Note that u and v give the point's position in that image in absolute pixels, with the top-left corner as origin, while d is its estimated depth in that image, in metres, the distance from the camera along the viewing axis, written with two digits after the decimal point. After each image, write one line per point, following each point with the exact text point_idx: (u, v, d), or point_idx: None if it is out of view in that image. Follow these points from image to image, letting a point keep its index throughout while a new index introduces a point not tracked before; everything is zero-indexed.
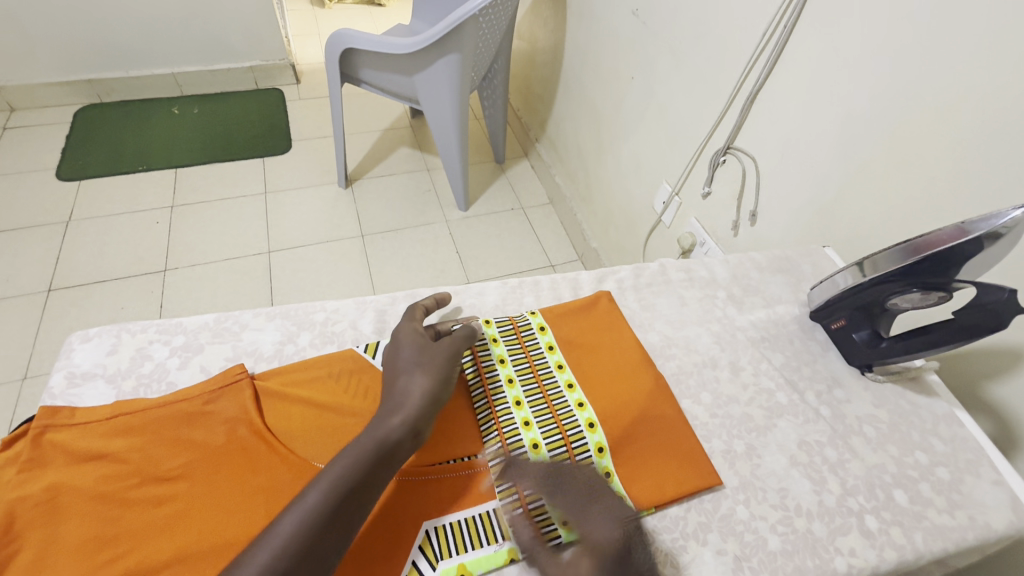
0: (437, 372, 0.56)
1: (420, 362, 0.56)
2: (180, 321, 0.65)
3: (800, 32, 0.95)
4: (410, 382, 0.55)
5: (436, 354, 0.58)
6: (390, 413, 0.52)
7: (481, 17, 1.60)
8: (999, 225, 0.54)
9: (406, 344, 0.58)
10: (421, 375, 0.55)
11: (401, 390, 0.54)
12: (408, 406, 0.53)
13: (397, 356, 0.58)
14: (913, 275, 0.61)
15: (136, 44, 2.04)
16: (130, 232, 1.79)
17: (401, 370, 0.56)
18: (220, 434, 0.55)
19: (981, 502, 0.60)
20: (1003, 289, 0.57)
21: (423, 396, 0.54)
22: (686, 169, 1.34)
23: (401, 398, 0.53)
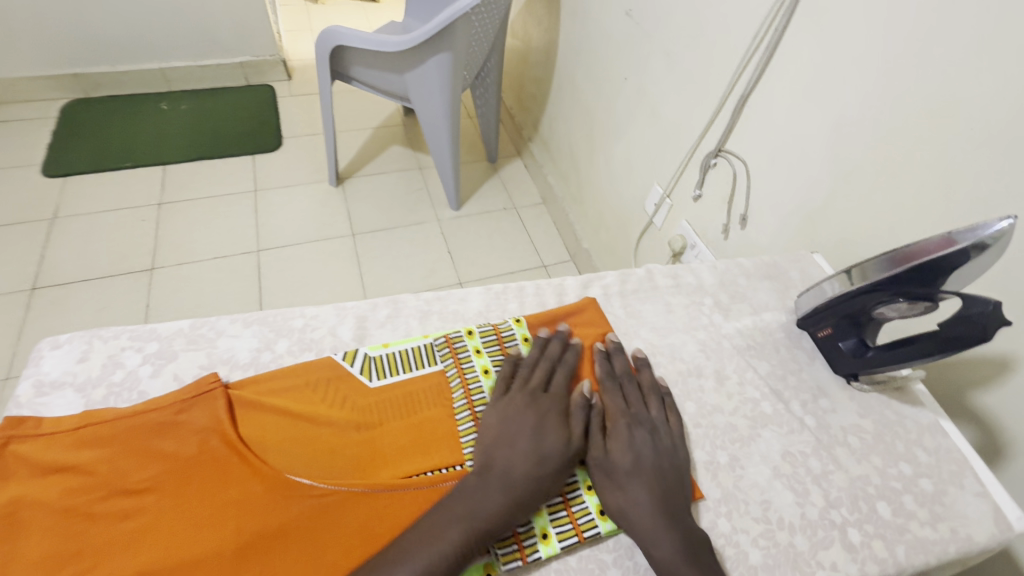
0: (558, 467, 0.54)
1: (548, 448, 0.55)
2: (153, 327, 0.63)
3: (791, 35, 0.94)
4: (530, 462, 0.53)
5: (565, 444, 0.56)
6: (502, 488, 0.52)
7: (473, 15, 1.58)
8: (986, 236, 0.54)
9: (536, 418, 0.57)
10: (547, 466, 0.54)
11: (516, 464, 0.53)
12: (521, 488, 0.52)
13: (528, 426, 0.56)
14: (898, 285, 0.61)
15: (123, 38, 2.00)
16: (116, 229, 1.76)
17: (525, 445, 0.55)
18: (192, 445, 0.53)
19: (963, 514, 0.60)
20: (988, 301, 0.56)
21: (536, 491, 0.52)
22: (677, 171, 1.33)
23: (515, 476, 0.52)
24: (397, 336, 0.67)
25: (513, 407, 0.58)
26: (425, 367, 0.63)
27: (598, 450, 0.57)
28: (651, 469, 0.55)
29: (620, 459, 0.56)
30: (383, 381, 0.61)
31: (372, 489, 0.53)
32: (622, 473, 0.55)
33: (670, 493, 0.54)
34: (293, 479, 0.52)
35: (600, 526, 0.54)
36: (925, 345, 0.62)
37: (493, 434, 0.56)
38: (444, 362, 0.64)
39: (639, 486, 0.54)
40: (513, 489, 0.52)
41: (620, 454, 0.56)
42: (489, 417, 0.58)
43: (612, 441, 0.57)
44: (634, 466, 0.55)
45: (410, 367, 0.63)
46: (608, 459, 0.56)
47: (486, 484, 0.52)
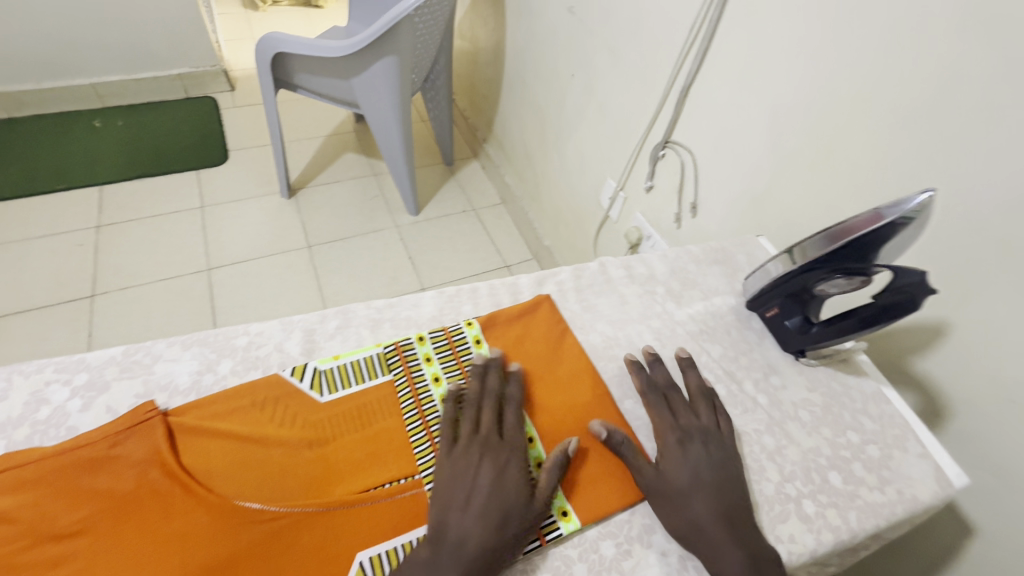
0: (519, 527, 0.51)
1: (509, 508, 0.51)
2: (82, 357, 0.59)
3: (725, 27, 0.97)
4: (489, 526, 0.50)
5: (523, 504, 0.52)
6: (458, 563, 0.47)
7: (417, 17, 1.56)
8: (909, 210, 0.57)
9: (493, 472, 0.53)
10: (508, 529, 0.50)
11: (473, 530, 0.49)
12: (478, 561, 0.48)
13: (483, 486, 0.52)
14: (834, 263, 0.63)
15: (47, 54, 1.89)
16: (50, 257, 1.66)
17: (483, 506, 0.51)
18: (129, 479, 0.50)
19: (908, 476, 0.63)
20: (914, 272, 0.58)
21: (494, 562, 0.49)
22: (629, 164, 1.36)
23: (471, 545, 0.48)
24: (348, 347, 0.64)
25: (466, 460, 0.54)
26: (378, 378, 0.61)
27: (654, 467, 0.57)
28: (709, 486, 0.55)
29: (680, 477, 0.56)
30: (334, 396, 0.59)
31: (328, 507, 0.51)
32: (682, 494, 0.55)
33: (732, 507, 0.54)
34: (241, 505, 0.50)
35: (562, 527, 0.54)
36: (864, 314, 0.64)
37: (447, 491, 0.52)
38: (394, 371, 0.62)
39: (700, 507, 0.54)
40: (474, 562, 0.47)
41: (678, 471, 0.56)
42: (440, 474, 0.53)
43: (665, 458, 0.57)
44: (693, 480, 0.56)
45: (362, 379, 0.61)
46: (665, 476, 0.56)
47: (439, 559, 0.47)
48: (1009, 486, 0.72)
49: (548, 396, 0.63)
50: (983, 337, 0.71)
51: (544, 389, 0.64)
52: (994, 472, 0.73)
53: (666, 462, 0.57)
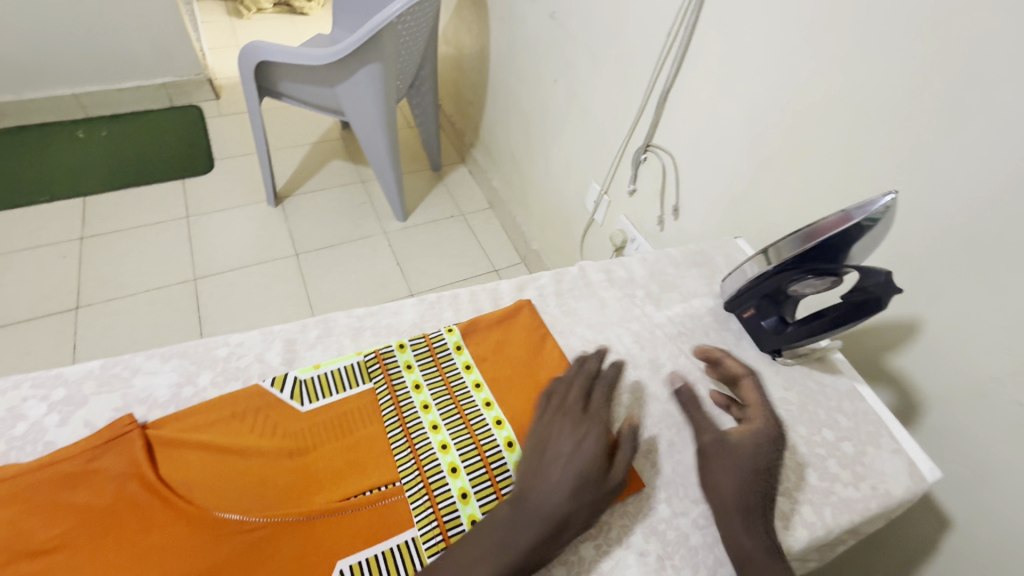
0: (595, 496, 0.52)
1: (588, 477, 0.52)
2: (59, 372, 0.59)
3: (701, 33, 0.99)
4: (567, 492, 0.51)
5: (600, 474, 0.53)
6: (534, 522, 0.49)
7: (401, 25, 1.57)
8: (874, 211, 0.58)
9: (573, 441, 0.55)
10: (585, 497, 0.52)
11: (551, 493, 0.51)
12: (554, 524, 0.49)
13: (564, 454, 0.54)
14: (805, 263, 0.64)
15: (29, 65, 1.88)
16: (34, 270, 1.64)
17: (563, 473, 0.53)
18: (108, 493, 0.50)
19: (881, 472, 0.64)
20: (880, 272, 0.60)
21: (567, 527, 0.50)
22: (612, 168, 1.37)
23: (548, 507, 0.50)
24: (329, 356, 0.65)
25: (552, 429, 0.57)
26: (359, 386, 0.62)
27: (718, 434, 0.61)
28: (754, 474, 0.56)
29: (736, 455, 0.58)
30: (315, 405, 0.60)
31: (308, 517, 0.52)
32: (728, 472, 0.57)
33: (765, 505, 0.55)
34: (221, 516, 0.50)
35: None
36: (836, 311, 0.66)
37: (532, 455, 0.55)
38: (375, 379, 0.63)
39: (734, 489, 0.56)
40: (549, 524, 0.49)
41: (739, 448, 0.59)
42: (529, 440, 0.57)
43: (736, 432, 0.60)
44: (759, 464, 0.57)
45: (342, 388, 0.61)
46: (727, 447, 0.59)
47: (516, 516, 0.50)
48: (982, 479, 0.74)
49: (529, 400, 0.64)
50: (954, 333, 0.72)
51: (526, 392, 0.64)
52: (966, 465, 0.75)
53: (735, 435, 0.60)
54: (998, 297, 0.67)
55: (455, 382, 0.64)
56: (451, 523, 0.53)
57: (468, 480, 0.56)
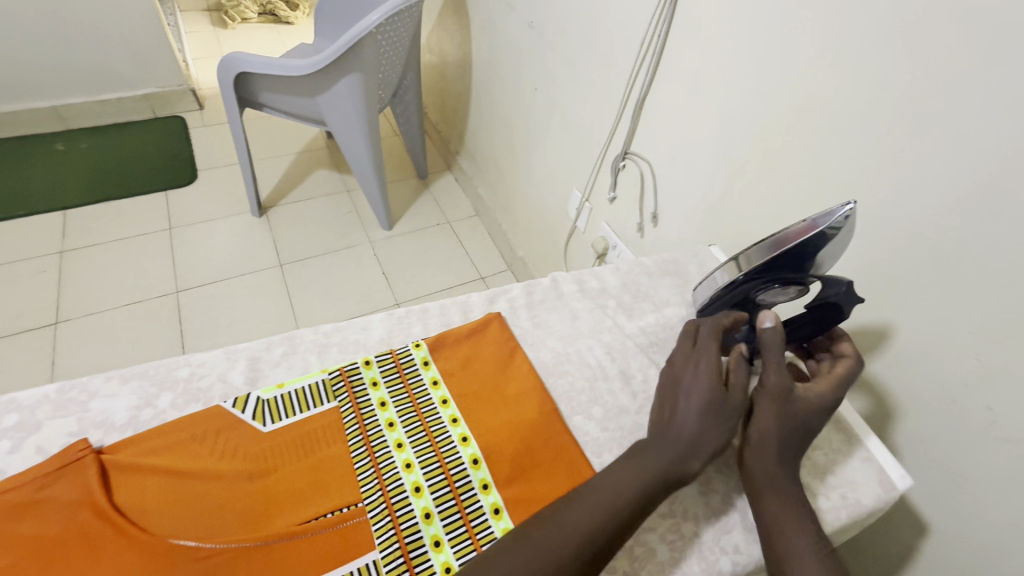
0: (724, 421, 0.56)
1: (713, 401, 0.56)
2: (12, 397, 0.57)
3: (674, 42, 1.00)
4: (699, 420, 0.56)
5: (725, 401, 0.57)
6: (668, 448, 0.54)
7: (380, 35, 1.57)
8: (835, 221, 0.58)
9: (696, 376, 0.59)
10: (713, 419, 0.56)
11: (687, 422, 0.56)
12: (687, 447, 0.54)
13: (691, 388, 0.58)
14: (772, 273, 0.65)
15: (7, 77, 1.86)
16: (12, 285, 1.62)
17: (689, 403, 0.57)
18: (59, 522, 0.49)
19: (852, 481, 0.64)
20: (843, 283, 0.61)
21: (696, 449, 0.54)
22: (593, 175, 1.37)
23: (684, 434, 0.55)
24: (294, 374, 0.64)
25: (686, 368, 0.61)
26: (323, 405, 0.61)
27: (788, 383, 0.59)
28: (802, 428, 0.58)
29: (795, 409, 0.59)
30: (277, 425, 0.59)
31: (267, 541, 0.51)
32: (780, 421, 0.58)
33: (795, 454, 0.58)
34: (175, 543, 0.49)
35: (493, 526, 0.55)
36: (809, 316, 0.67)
37: (668, 392, 0.60)
38: (339, 398, 0.62)
39: (777, 434, 0.57)
40: (682, 445, 0.54)
41: (801, 403, 0.59)
42: (666, 378, 0.62)
43: (807, 390, 0.60)
44: (815, 420, 0.59)
45: (306, 407, 0.60)
46: (792, 400, 0.59)
47: (651, 442, 0.56)
48: (958, 485, 0.73)
49: (496, 416, 0.63)
50: (925, 339, 0.72)
51: (493, 407, 0.64)
52: (941, 470, 0.75)
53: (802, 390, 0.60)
54: (967, 303, 0.67)
55: (421, 398, 0.63)
56: (417, 558, 0.51)
57: (431, 499, 0.55)
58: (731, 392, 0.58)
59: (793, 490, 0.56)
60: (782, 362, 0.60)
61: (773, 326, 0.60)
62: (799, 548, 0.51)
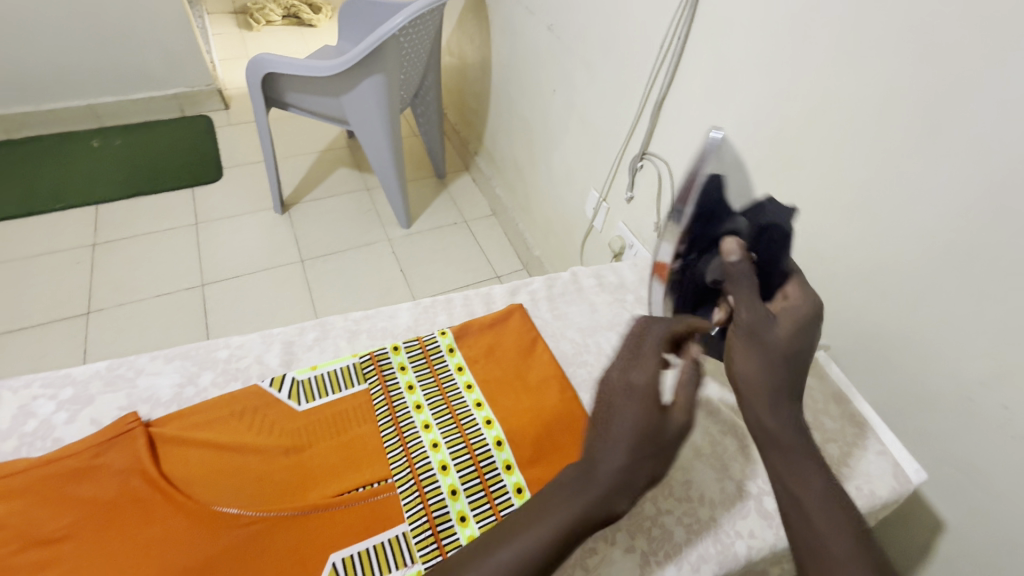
0: (656, 448, 0.50)
1: (643, 428, 0.50)
2: (67, 372, 0.62)
3: (693, 43, 1.01)
4: (624, 452, 0.49)
5: (655, 430, 0.50)
6: (593, 483, 0.48)
7: (402, 37, 1.61)
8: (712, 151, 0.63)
9: (629, 396, 0.53)
10: (643, 448, 0.50)
11: (611, 452, 0.50)
12: (610, 483, 0.48)
13: (621, 412, 0.52)
14: (700, 237, 0.67)
15: (45, 76, 1.94)
16: (49, 275, 1.69)
17: (616, 430, 0.51)
18: (112, 487, 0.53)
19: (867, 473, 0.67)
20: (760, 210, 0.65)
21: (621, 488, 0.48)
22: (610, 175, 1.39)
23: (606, 468, 0.49)
24: (325, 357, 0.67)
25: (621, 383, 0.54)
26: (354, 387, 0.64)
27: (759, 313, 0.60)
28: (785, 361, 0.59)
29: (775, 338, 0.60)
30: (311, 404, 0.62)
31: (303, 511, 0.54)
32: (761, 357, 0.59)
33: (791, 390, 0.59)
34: (219, 510, 0.52)
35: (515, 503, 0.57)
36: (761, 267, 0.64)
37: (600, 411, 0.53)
38: (369, 380, 0.65)
39: (767, 368, 0.59)
40: (602, 483, 0.48)
41: (778, 333, 0.60)
42: (603, 391, 0.56)
43: (780, 322, 0.61)
44: (796, 353, 0.60)
45: (337, 388, 0.63)
46: (767, 334, 0.60)
47: (576, 471, 0.49)
48: (977, 483, 0.73)
49: (517, 401, 0.65)
50: (941, 336, 0.73)
51: (515, 394, 0.66)
52: (959, 467, 0.75)
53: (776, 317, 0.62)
54: (982, 301, 0.68)
55: (446, 382, 0.66)
56: (445, 534, 0.54)
57: (457, 477, 0.58)
58: (671, 415, 0.52)
59: (795, 437, 0.55)
60: (748, 296, 0.61)
61: (741, 257, 0.61)
62: (816, 501, 0.51)
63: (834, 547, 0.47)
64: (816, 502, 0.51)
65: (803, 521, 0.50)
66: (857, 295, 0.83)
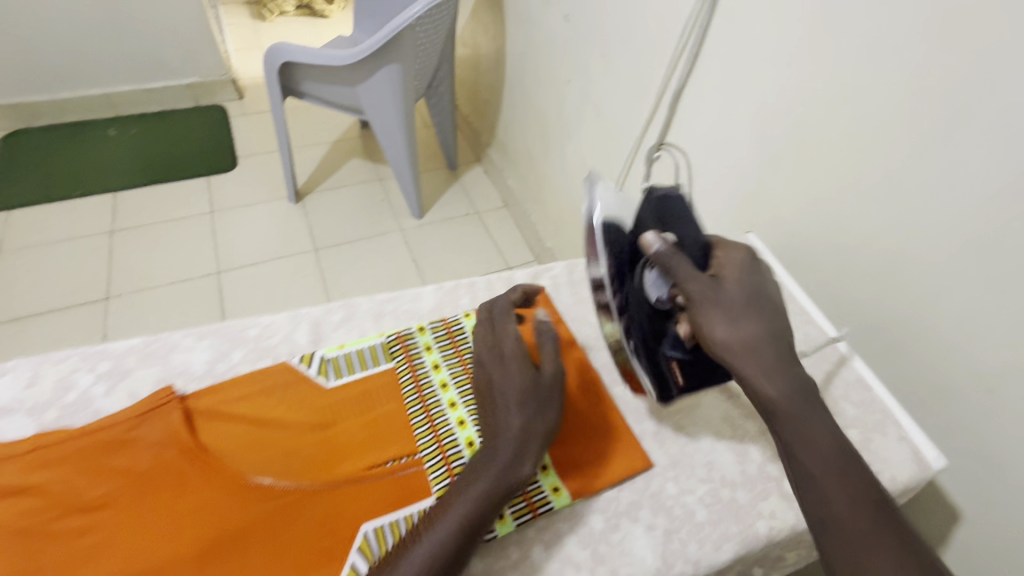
0: (542, 402, 0.57)
1: (525, 392, 0.57)
2: (104, 347, 0.63)
3: (713, 33, 1.01)
4: (516, 414, 0.55)
5: (533, 388, 0.57)
6: (504, 446, 0.53)
7: (419, 27, 1.61)
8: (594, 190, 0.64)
9: (503, 370, 0.59)
10: (531, 405, 0.56)
11: (506, 417, 0.55)
12: (516, 441, 0.54)
13: (502, 385, 0.58)
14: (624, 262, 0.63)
15: (64, 64, 1.97)
16: (68, 261, 1.72)
17: (505, 402, 0.56)
18: (150, 458, 0.54)
19: (886, 458, 0.69)
20: (649, 204, 0.65)
21: (529, 441, 0.54)
22: (626, 166, 1.39)
23: (510, 430, 0.54)
24: (352, 337, 0.68)
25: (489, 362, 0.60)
26: (381, 365, 0.65)
27: (706, 281, 0.58)
28: (750, 315, 0.58)
29: (729, 292, 0.59)
30: (340, 381, 0.63)
31: (335, 484, 0.55)
32: (726, 320, 0.57)
33: (771, 345, 0.58)
34: (253, 482, 0.54)
35: (541, 480, 0.59)
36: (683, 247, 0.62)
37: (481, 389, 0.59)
38: (396, 359, 0.66)
39: (738, 326, 0.57)
40: (508, 444, 0.53)
41: (728, 290, 0.59)
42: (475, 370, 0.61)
43: (725, 278, 0.60)
44: (753, 305, 0.59)
45: (365, 366, 0.65)
46: (721, 294, 0.58)
47: (489, 444, 0.54)
48: (994, 473, 0.74)
49: None
50: (962, 326, 0.73)
51: None
52: (978, 458, 0.75)
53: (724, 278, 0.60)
54: (1006, 292, 0.68)
55: None
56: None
57: None
58: (541, 372, 0.59)
59: (797, 396, 0.56)
60: (687, 271, 0.58)
61: (663, 241, 0.59)
62: (827, 466, 0.52)
63: (846, 516, 0.49)
64: (818, 464, 0.52)
65: (815, 489, 0.51)
66: (877, 284, 0.83)
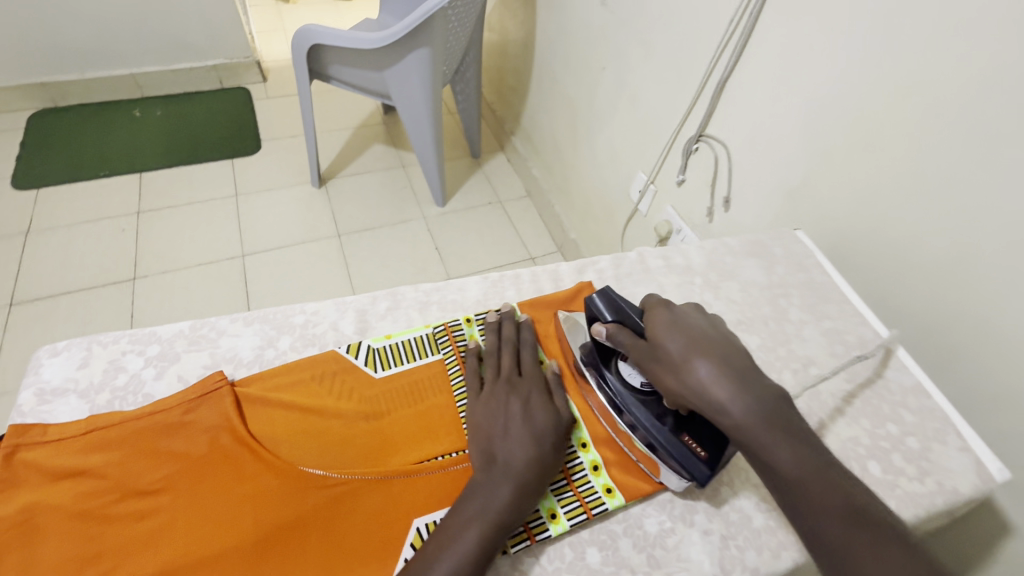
0: (557, 438, 0.56)
1: (540, 425, 0.56)
2: (153, 331, 0.63)
3: (764, 22, 0.97)
4: (529, 445, 0.54)
5: (551, 422, 0.56)
6: (511, 477, 0.51)
7: (450, 11, 1.58)
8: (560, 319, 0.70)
9: (520, 404, 0.58)
10: (545, 439, 0.55)
11: (516, 448, 0.54)
12: (525, 472, 0.52)
13: (514, 416, 0.56)
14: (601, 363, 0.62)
15: (92, 44, 1.96)
16: (96, 241, 1.73)
17: (516, 431, 0.55)
18: (203, 443, 0.54)
19: (947, 468, 0.65)
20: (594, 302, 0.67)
21: (537, 474, 0.53)
22: (660, 158, 1.36)
23: (517, 462, 0.52)
24: (399, 327, 0.67)
25: (496, 400, 0.58)
26: (428, 356, 0.64)
27: (644, 346, 0.57)
28: (698, 356, 0.54)
29: (664, 345, 0.56)
30: (388, 371, 0.62)
31: (387, 476, 0.54)
32: (677, 376, 0.54)
33: (731, 376, 0.53)
34: (306, 471, 0.53)
35: (593, 480, 0.58)
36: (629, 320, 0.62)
37: (485, 427, 0.56)
38: (444, 351, 0.65)
39: (690, 378, 0.53)
40: (517, 474, 0.52)
41: (663, 343, 0.56)
42: (474, 413, 0.58)
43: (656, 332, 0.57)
44: (691, 344, 0.55)
45: (412, 357, 0.64)
46: (659, 351, 0.56)
47: (490, 477, 0.52)
48: None
49: None
50: None
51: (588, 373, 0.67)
52: None
53: (657, 334, 0.57)
54: None
55: None
56: (532, 519, 0.54)
57: None
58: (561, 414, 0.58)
59: (764, 418, 0.51)
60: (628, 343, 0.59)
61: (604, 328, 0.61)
62: (823, 500, 0.47)
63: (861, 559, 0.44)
64: (793, 482, 0.48)
65: (814, 529, 0.47)
66: (934, 288, 0.80)
